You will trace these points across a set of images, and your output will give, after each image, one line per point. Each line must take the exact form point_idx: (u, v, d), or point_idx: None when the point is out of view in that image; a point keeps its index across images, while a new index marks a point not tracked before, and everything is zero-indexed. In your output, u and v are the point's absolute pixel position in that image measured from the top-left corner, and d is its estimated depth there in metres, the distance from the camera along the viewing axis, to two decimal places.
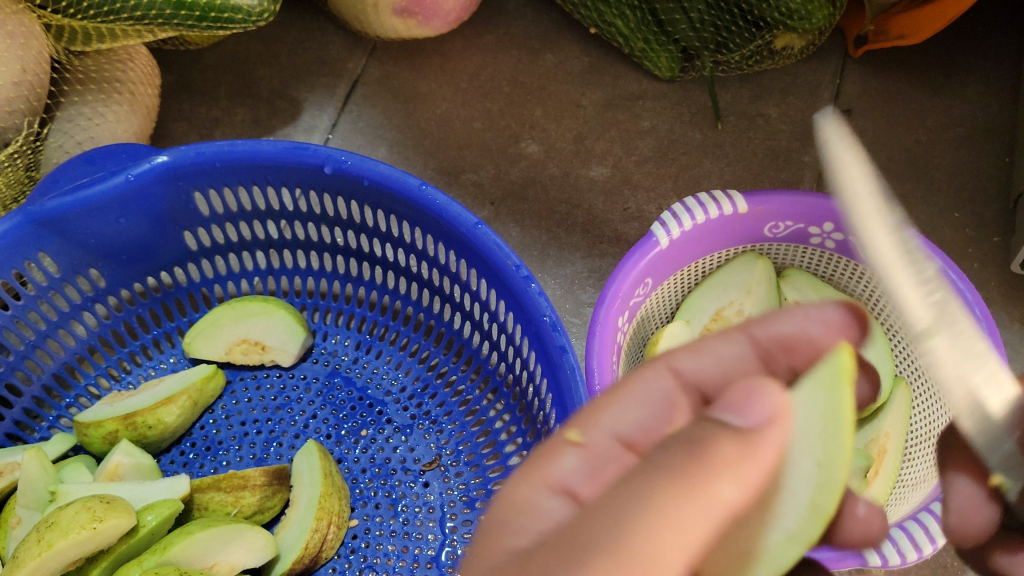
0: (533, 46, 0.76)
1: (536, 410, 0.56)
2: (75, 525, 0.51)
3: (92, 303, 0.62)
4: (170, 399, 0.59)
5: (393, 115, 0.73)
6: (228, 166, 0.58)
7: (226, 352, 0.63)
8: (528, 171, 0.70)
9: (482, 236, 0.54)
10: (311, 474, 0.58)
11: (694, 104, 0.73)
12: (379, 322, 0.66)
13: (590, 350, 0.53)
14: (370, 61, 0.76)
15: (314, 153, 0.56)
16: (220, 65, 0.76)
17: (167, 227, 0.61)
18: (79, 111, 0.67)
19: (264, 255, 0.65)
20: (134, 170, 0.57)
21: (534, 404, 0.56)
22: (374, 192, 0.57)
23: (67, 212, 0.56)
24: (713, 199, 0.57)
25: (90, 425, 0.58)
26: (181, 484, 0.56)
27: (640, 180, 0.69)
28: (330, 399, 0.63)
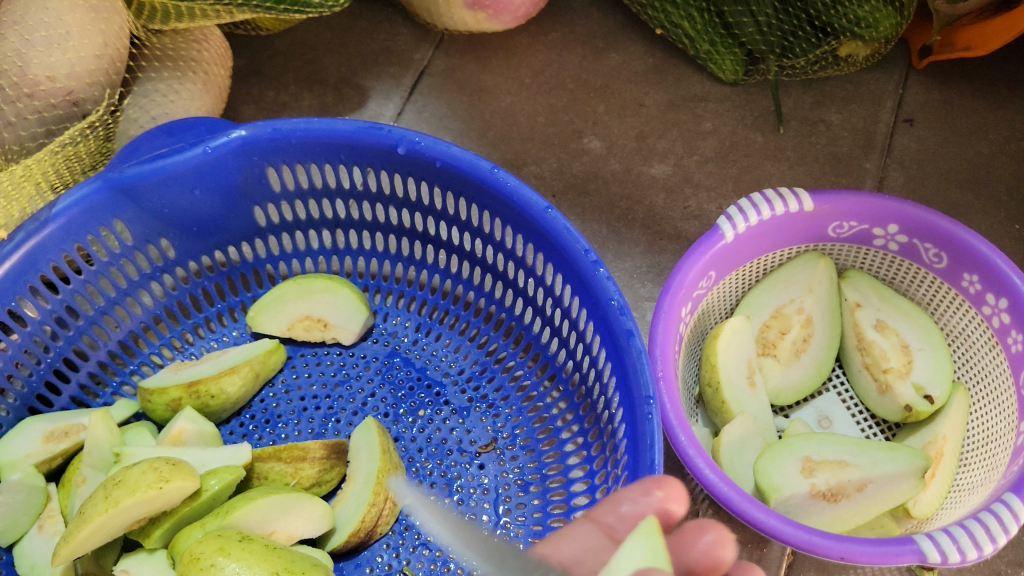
0: (598, 45, 0.77)
1: (596, 395, 0.56)
2: (143, 484, 0.52)
3: (160, 274, 0.64)
4: (233, 369, 0.60)
5: (458, 106, 0.74)
6: (303, 142, 0.59)
7: (288, 327, 0.64)
8: (589, 166, 0.71)
9: (551, 220, 0.55)
10: (370, 449, 0.58)
11: (756, 108, 0.73)
12: (440, 306, 0.66)
13: (656, 337, 0.54)
14: (437, 53, 0.77)
15: (389, 133, 0.57)
16: (289, 51, 0.78)
17: (238, 201, 0.62)
18: (155, 87, 0.68)
19: (330, 234, 0.66)
20: (211, 142, 0.58)
21: (595, 389, 0.56)
22: (445, 173, 0.58)
23: (145, 180, 0.58)
24: (779, 196, 0.58)
25: (153, 392, 0.59)
26: (244, 452, 0.57)
27: (702, 180, 0.70)
28: (389, 378, 0.64)
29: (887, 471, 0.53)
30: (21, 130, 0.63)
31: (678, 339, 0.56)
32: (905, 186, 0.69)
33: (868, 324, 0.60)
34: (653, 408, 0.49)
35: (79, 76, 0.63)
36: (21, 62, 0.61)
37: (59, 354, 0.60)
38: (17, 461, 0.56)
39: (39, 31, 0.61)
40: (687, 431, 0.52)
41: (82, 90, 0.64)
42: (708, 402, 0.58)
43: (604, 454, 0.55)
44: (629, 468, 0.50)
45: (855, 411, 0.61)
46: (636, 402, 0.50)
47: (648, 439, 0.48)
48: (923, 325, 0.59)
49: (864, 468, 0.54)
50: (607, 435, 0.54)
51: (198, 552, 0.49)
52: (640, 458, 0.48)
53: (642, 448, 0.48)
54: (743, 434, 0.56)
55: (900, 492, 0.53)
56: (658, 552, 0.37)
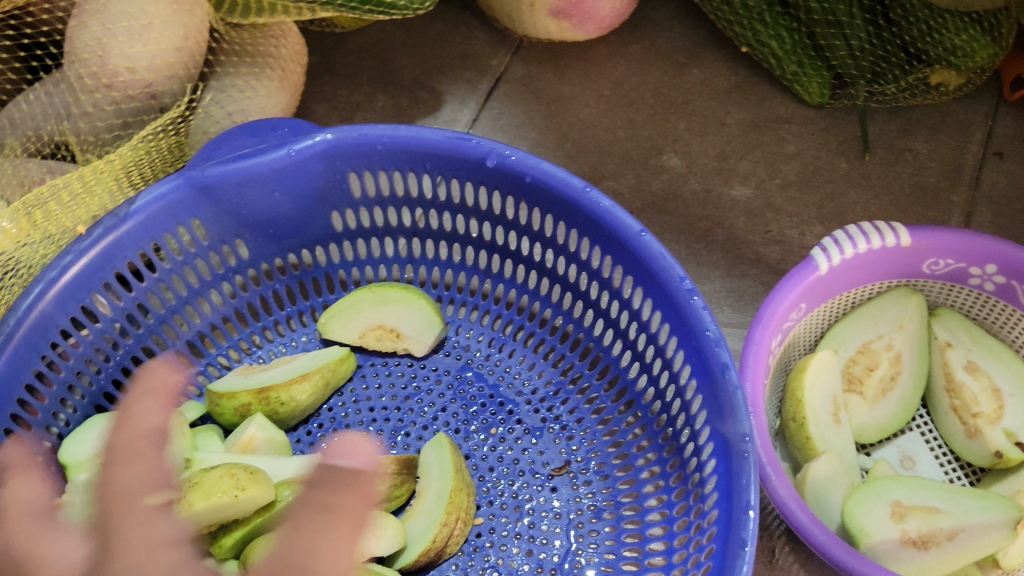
0: (680, 59, 0.75)
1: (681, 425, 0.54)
2: (218, 489, 0.51)
3: (232, 275, 0.62)
4: (304, 376, 0.59)
5: (535, 116, 0.73)
6: (390, 149, 0.57)
7: (360, 335, 0.62)
8: (669, 184, 0.69)
9: (645, 244, 0.53)
10: (441, 467, 0.57)
11: (841, 133, 0.71)
12: (514, 321, 0.65)
13: (748, 369, 0.52)
14: (514, 60, 0.76)
15: (477, 145, 0.56)
16: (364, 51, 0.76)
17: (316, 205, 0.61)
18: (233, 82, 0.67)
19: (406, 242, 0.64)
20: (296, 144, 0.56)
21: (679, 419, 0.55)
22: (534, 190, 0.56)
23: (226, 180, 0.56)
24: (877, 229, 0.57)
25: (223, 395, 0.58)
26: (315, 462, 0.56)
27: (784, 205, 0.68)
28: (460, 393, 0.62)
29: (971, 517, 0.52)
30: (97, 121, 0.63)
31: (767, 370, 0.55)
32: (993, 222, 0.67)
33: (958, 365, 0.59)
34: (750, 447, 0.47)
35: (159, 68, 0.62)
36: (101, 51, 0.60)
37: (128, 352, 0.59)
38: (85, 461, 0.54)
39: (119, 22, 0.60)
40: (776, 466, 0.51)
41: (161, 83, 0.62)
42: (792, 436, 0.57)
43: (685, 489, 0.54)
44: (719, 505, 0.48)
45: (938, 451, 0.60)
46: (732, 439, 0.48)
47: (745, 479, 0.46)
48: (1015, 368, 0.58)
49: (955, 516, 0.52)
50: (692, 476, 0.53)
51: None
52: (735, 497, 0.46)
53: (737, 488, 0.47)
54: (829, 472, 0.54)
55: (993, 543, 0.51)
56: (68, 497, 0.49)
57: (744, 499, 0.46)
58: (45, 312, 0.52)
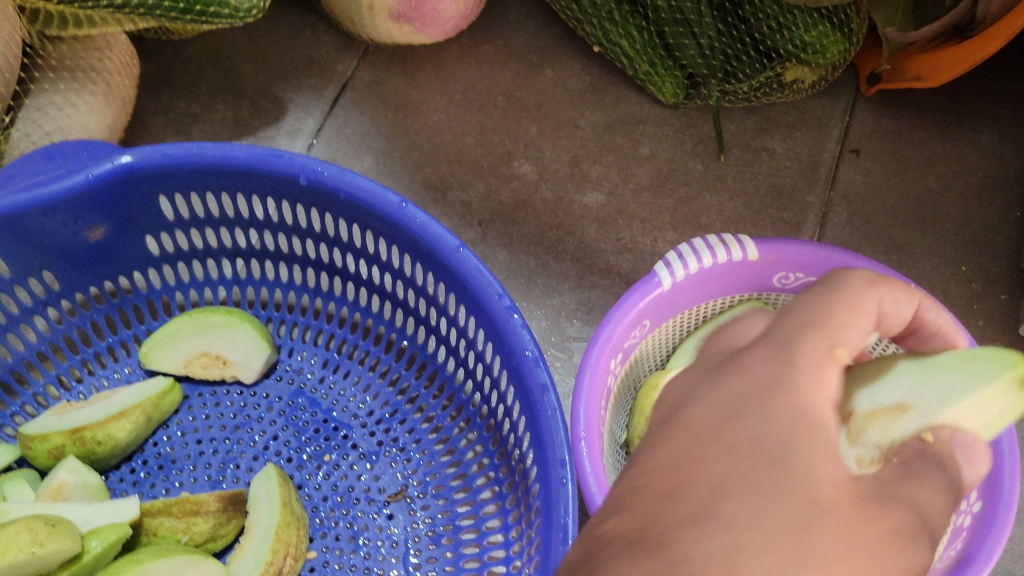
0: (533, 60, 0.73)
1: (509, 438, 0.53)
2: (13, 547, 0.47)
3: (44, 307, 0.59)
4: (122, 413, 0.56)
5: (382, 123, 0.70)
6: (197, 170, 0.54)
7: (185, 364, 0.59)
8: (519, 192, 0.67)
9: (463, 259, 0.51)
10: (269, 500, 0.54)
11: (697, 133, 0.69)
12: (348, 340, 0.62)
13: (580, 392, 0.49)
14: (361, 64, 0.72)
15: (289, 162, 0.53)
16: (202, 58, 0.72)
17: (127, 230, 0.57)
18: (51, 99, 0.63)
19: (231, 264, 0.61)
20: (93, 168, 0.53)
21: (505, 425, 0.53)
22: (350, 206, 0.54)
23: (22, 211, 0.53)
24: (723, 242, 0.54)
25: (34, 438, 0.55)
26: (132, 507, 0.52)
27: (637, 210, 0.66)
28: (293, 420, 0.59)
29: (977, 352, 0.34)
30: None
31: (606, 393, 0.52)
32: (849, 222, 0.66)
33: None
34: (567, 471, 0.45)
35: None
36: None
37: None
38: None
39: None
40: (593, 440, 0.48)
41: None
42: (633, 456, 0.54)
43: (515, 496, 0.52)
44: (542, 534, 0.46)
45: None
46: (550, 464, 0.46)
47: (562, 507, 0.45)
48: None
49: None
50: (519, 475, 0.52)
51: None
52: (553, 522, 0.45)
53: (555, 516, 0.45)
54: None
55: None
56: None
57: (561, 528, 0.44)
58: None
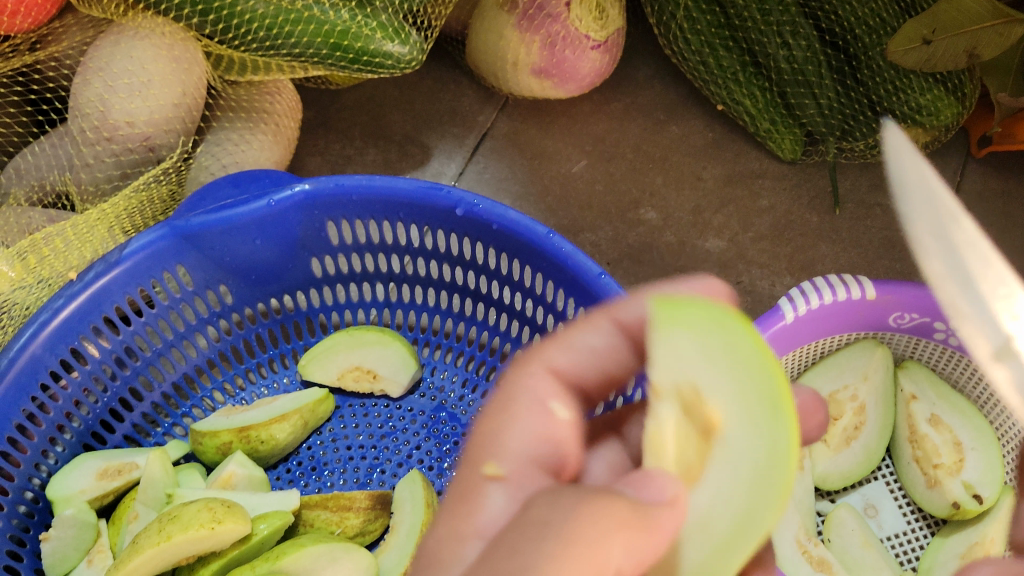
0: (659, 117, 0.78)
1: None
2: (195, 522, 0.53)
3: (217, 319, 0.65)
4: (283, 416, 0.61)
5: (518, 170, 0.76)
6: (365, 200, 0.61)
7: (338, 377, 0.65)
8: (645, 236, 0.72)
9: (604, 286, 0.56)
10: (415, 502, 0.59)
11: (813, 187, 0.74)
12: (487, 362, 0.67)
13: None
14: (500, 116, 0.79)
15: (448, 194, 0.59)
16: (356, 106, 0.80)
17: (296, 252, 0.64)
18: (227, 136, 0.70)
19: (384, 287, 0.67)
20: (276, 195, 0.60)
21: None
22: (502, 236, 0.59)
23: (208, 230, 0.60)
24: (842, 282, 0.58)
25: (205, 434, 0.61)
26: (292, 498, 0.58)
27: (755, 256, 0.71)
28: (435, 432, 0.64)
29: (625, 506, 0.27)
30: (97, 172, 0.67)
31: None
32: None
33: (921, 418, 0.60)
34: None
35: (157, 122, 0.65)
36: (102, 107, 0.63)
37: (116, 392, 0.62)
38: (70, 496, 0.57)
39: (122, 79, 0.63)
40: None
41: (158, 136, 0.66)
42: None
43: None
44: None
45: (902, 502, 0.61)
46: None
47: None
48: (977, 425, 0.59)
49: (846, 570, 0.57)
50: None
51: None
52: None
53: None
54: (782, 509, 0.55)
55: None
56: (155, 481, 0.58)
57: None
58: (35, 354, 0.56)
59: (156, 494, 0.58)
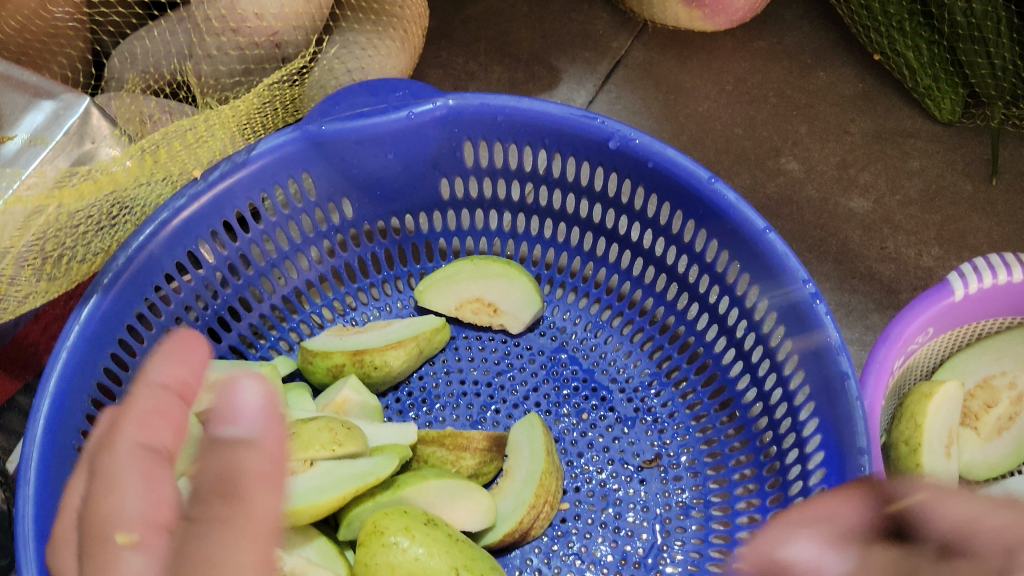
0: (806, 61, 0.73)
1: (786, 421, 0.53)
2: (316, 442, 0.50)
3: (333, 234, 0.62)
4: (400, 343, 0.58)
5: (652, 104, 0.71)
6: (510, 121, 0.56)
7: (456, 307, 0.61)
8: (785, 188, 0.68)
9: (769, 242, 0.52)
10: (532, 447, 0.56)
11: (969, 153, 0.69)
12: (613, 307, 0.63)
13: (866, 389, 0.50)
14: (636, 44, 0.74)
15: (603, 125, 0.55)
16: (482, 20, 0.75)
17: (427, 170, 0.60)
18: (356, 39, 0.66)
19: (511, 217, 0.63)
20: (416, 108, 0.56)
21: (781, 413, 0.54)
22: (656, 175, 0.55)
23: (342, 138, 0.56)
24: (1017, 262, 0.55)
25: (317, 354, 0.58)
26: (410, 432, 0.55)
27: (902, 222, 0.66)
28: (554, 374, 0.61)
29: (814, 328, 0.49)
30: (220, 64, 0.62)
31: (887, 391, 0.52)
32: None
33: None
34: (866, 461, 0.46)
35: (286, 17, 0.61)
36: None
37: (225, 302, 0.59)
38: None
39: None
40: None
41: (286, 33, 0.62)
42: (899, 460, 0.55)
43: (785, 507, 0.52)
44: None
45: None
46: (847, 452, 0.47)
47: None
48: None
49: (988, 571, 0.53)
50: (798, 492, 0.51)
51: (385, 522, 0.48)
52: None
53: None
54: None
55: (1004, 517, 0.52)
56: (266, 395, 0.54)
57: None
58: (152, 254, 0.53)
59: None
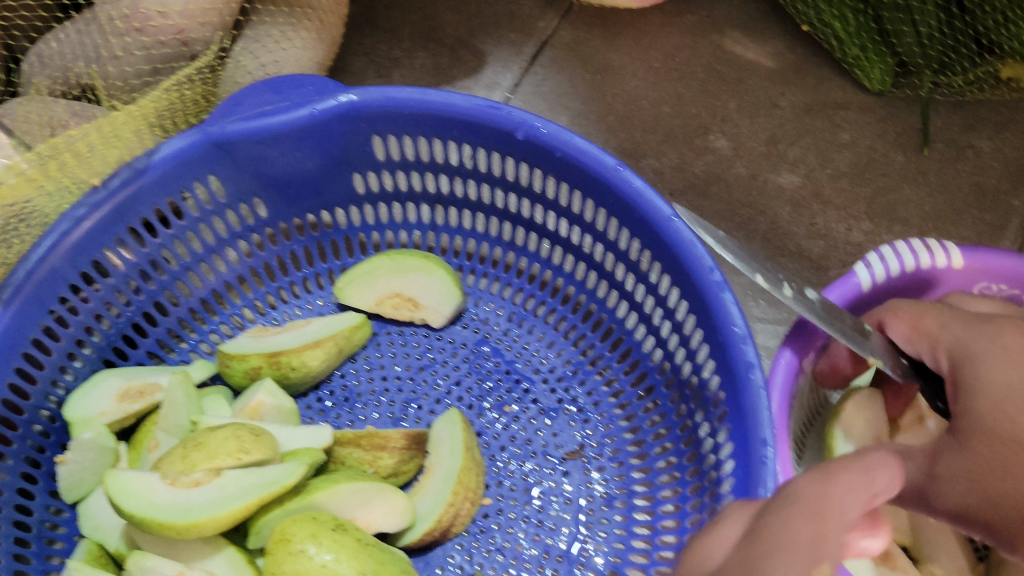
0: (736, 33, 0.72)
1: (698, 404, 0.53)
2: (222, 451, 0.49)
3: (248, 234, 0.61)
4: (317, 343, 0.57)
5: (580, 84, 0.70)
6: (415, 115, 0.55)
7: (377, 303, 0.61)
8: (713, 166, 0.66)
9: (675, 230, 0.51)
10: (452, 444, 0.55)
11: (901, 123, 0.68)
12: (536, 297, 0.63)
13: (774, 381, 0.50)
14: (563, 23, 0.73)
15: (509, 115, 0.54)
16: (407, 4, 0.74)
17: (339, 166, 0.59)
18: (268, 31, 0.64)
19: (429, 209, 0.62)
20: (319, 104, 0.55)
21: (696, 399, 0.53)
22: (563, 165, 0.54)
23: (246, 138, 0.55)
24: (926, 247, 0.54)
25: (233, 357, 0.57)
26: (325, 435, 0.54)
27: (832, 196, 0.65)
28: (476, 368, 0.60)
29: (706, 223, 0.45)
30: (126, 66, 0.61)
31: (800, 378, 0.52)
32: None
33: None
34: (769, 452, 0.45)
35: (192, 14, 0.60)
36: None
37: (140, 307, 0.58)
38: (89, 418, 0.54)
39: None
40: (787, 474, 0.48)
41: (194, 29, 0.61)
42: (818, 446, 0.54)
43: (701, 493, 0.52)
44: (735, 511, 0.46)
45: None
46: (751, 444, 0.46)
47: (761, 486, 0.45)
48: None
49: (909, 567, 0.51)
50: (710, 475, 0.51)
51: (293, 529, 0.48)
52: (750, 500, 0.45)
53: (753, 492, 0.45)
54: None
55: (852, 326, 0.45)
56: (177, 404, 0.54)
57: (759, 506, 0.44)
58: (55, 266, 0.52)
59: (179, 421, 0.54)
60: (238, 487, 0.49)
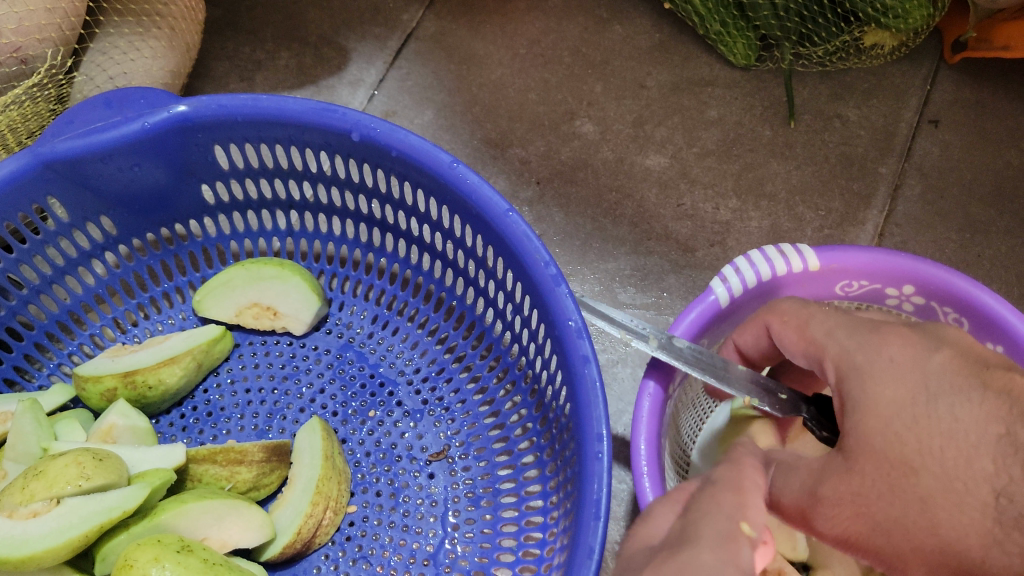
0: (602, 15, 0.72)
1: (548, 396, 0.52)
2: (62, 479, 0.47)
3: (101, 252, 0.60)
4: (173, 359, 0.56)
5: (445, 76, 0.69)
6: (251, 121, 0.54)
7: (236, 314, 0.60)
8: (579, 151, 0.66)
9: (511, 224, 0.50)
10: (311, 453, 0.54)
11: (768, 96, 0.68)
12: (398, 296, 0.62)
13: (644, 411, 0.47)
14: (427, 14, 0.72)
15: (343, 117, 0.52)
16: (269, 4, 0.72)
17: (184, 178, 0.58)
18: (115, 43, 0.63)
19: (284, 215, 0.61)
20: (150, 117, 0.53)
21: (546, 391, 0.52)
22: (401, 164, 0.53)
23: (79, 156, 0.53)
24: (781, 253, 0.51)
25: (88, 379, 0.55)
26: (177, 453, 0.52)
27: (700, 175, 0.64)
28: (340, 373, 0.60)
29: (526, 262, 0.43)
30: None
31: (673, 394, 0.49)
32: (922, 196, 0.64)
33: None
34: (603, 447, 0.45)
35: (27, 31, 0.57)
36: None
37: None
38: None
39: None
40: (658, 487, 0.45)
41: (31, 46, 0.58)
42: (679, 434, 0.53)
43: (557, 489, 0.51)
44: (576, 508, 0.45)
45: None
46: (587, 440, 0.45)
47: (595, 482, 0.44)
48: None
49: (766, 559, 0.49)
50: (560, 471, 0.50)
51: (134, 555, 0.46)
52: (586, 498, 0.44)
53: (589, 490, 0.44)
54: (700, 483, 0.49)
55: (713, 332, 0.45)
56: (26, 432, 0.53)
57: (595, 505, 0.44)
58: None
59: (28, 448, 0.52)
60: (79, 513, 0.47)
